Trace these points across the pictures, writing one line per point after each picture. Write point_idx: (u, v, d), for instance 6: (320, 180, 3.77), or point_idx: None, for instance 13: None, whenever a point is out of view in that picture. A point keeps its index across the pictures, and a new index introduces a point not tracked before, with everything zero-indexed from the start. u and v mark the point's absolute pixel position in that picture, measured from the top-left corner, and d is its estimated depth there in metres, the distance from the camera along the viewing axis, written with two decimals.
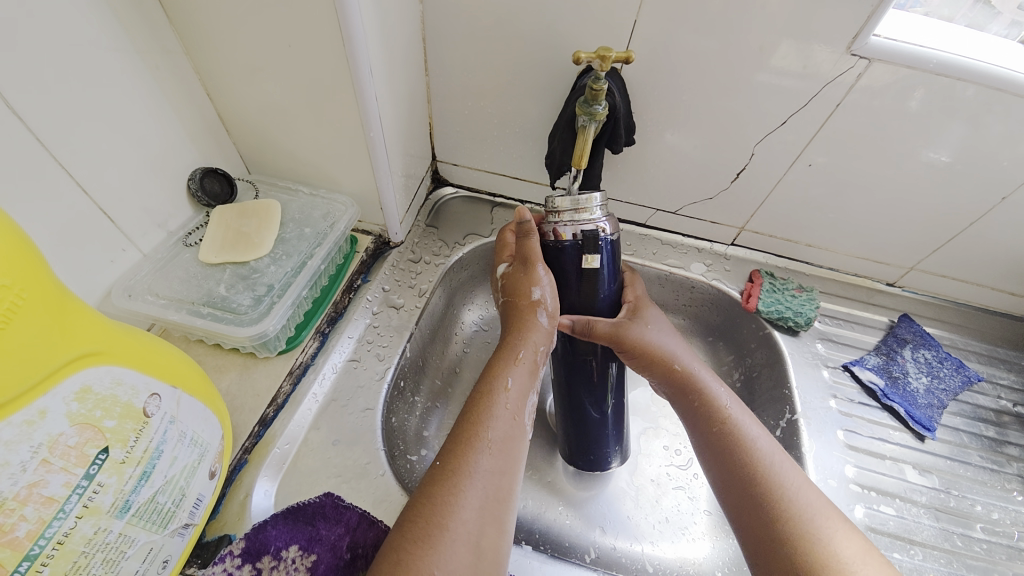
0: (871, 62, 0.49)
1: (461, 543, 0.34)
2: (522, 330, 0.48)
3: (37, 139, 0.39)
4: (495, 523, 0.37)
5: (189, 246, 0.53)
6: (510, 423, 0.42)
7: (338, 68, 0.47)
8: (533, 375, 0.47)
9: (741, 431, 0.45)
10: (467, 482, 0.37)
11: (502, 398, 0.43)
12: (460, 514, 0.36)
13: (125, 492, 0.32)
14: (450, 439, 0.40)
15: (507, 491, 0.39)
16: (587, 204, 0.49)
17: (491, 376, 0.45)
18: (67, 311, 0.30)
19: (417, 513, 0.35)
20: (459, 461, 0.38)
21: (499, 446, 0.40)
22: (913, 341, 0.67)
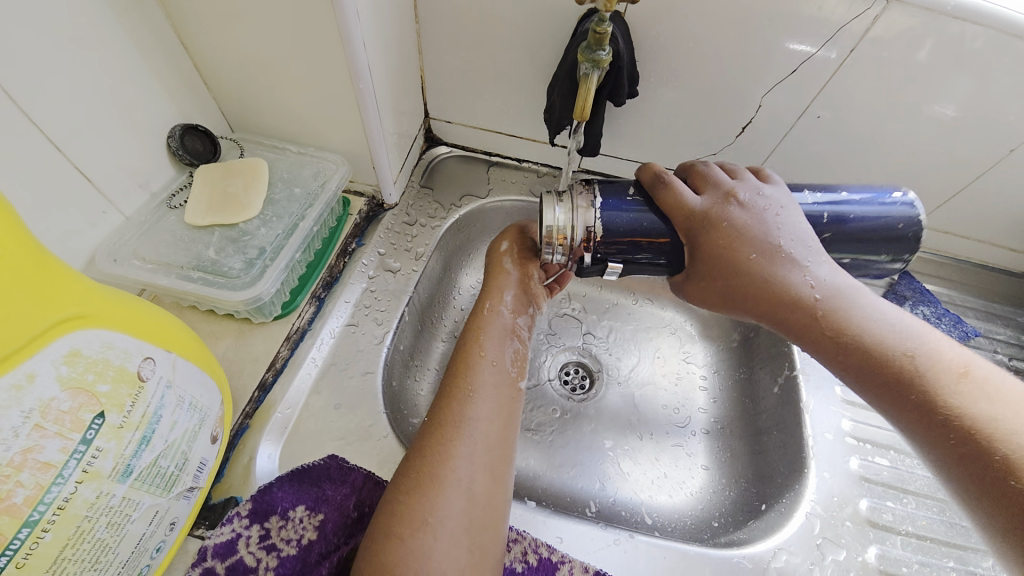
0: (888, 4, 0.46)
1: (454, 492, 0.37)
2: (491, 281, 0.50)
3: (1, 90, 0.36)
4: (489, 473, 0.39)
5: (174, 209, 0.51)
6: (492, 374, 0.43)
7: (322, 11, 0.43)
8: (512, 326, 0.47)
9: (855, 323, 0.39)
10: (453, 432, 0.39)
11: (483, 351, 0.44)
12: (452, 467, 0.38)
13: (125, 457, 0.31)
14: (438, 397, 0.42)
15: (498, 440, 0.40)
16: (557, 232, 0.44)
17: (472, 331, 0.46)
18: (48, 272, 0.28)
19: (411, 470, 0.38)
20: (448, 417, 0.40)
21: (483, 396, 0.42)
22: (913, 298, 0.67)
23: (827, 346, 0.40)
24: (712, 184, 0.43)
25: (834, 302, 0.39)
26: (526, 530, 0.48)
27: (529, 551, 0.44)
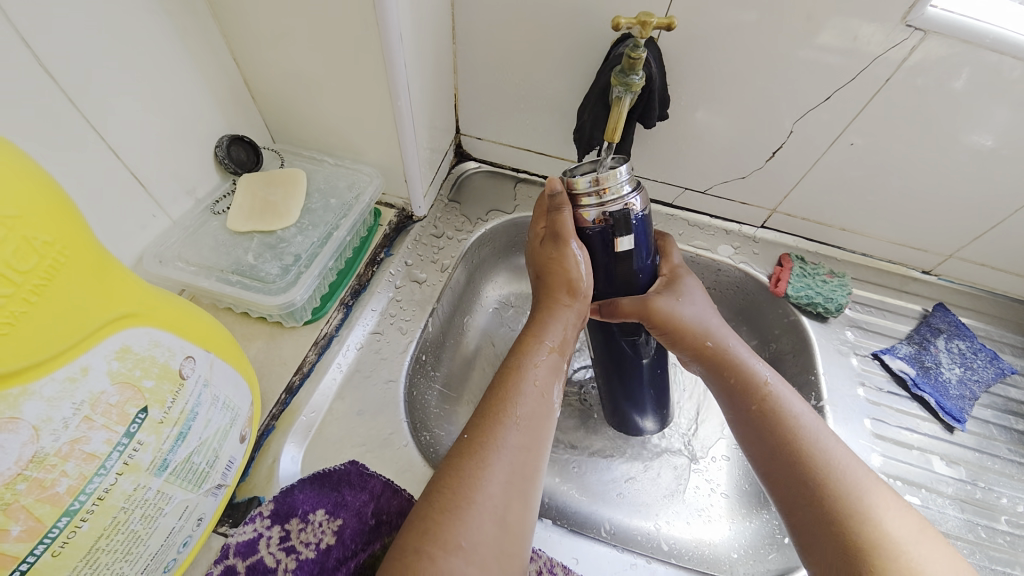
0: (926, 35, 0.46)
1: (486, 516, 0.35)
2: (549, 308, 0.47)
3: (68, 99, 0.39)
4: (520, 498, 0.37)
5: (217, 214, 0.53)
6: (537, 400, 0.41)
7: (365, 32, 0.45)
8: (561, 362, 0.45)
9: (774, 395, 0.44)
10: (493, 455, 0.37)
11: (531, 374, 0.42)
12: (486, 487, 0.36)
13: (162, 451, 0.33)
14: (477, 413, 0.40)
15: (533, 467, 0.39)
16: (611, 182, 0.45)
17: (520, 354, 0.44)
18: (107, 271, 0.30)
19: (444, 484, 0.36)
20: (486, 437, 0.38)
21: (527, 422, 0.40)
22: (947, 332, 0.65)
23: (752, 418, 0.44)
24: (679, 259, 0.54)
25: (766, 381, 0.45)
26: (542, 549, 0.48)
27: (545, 570, 0.44)
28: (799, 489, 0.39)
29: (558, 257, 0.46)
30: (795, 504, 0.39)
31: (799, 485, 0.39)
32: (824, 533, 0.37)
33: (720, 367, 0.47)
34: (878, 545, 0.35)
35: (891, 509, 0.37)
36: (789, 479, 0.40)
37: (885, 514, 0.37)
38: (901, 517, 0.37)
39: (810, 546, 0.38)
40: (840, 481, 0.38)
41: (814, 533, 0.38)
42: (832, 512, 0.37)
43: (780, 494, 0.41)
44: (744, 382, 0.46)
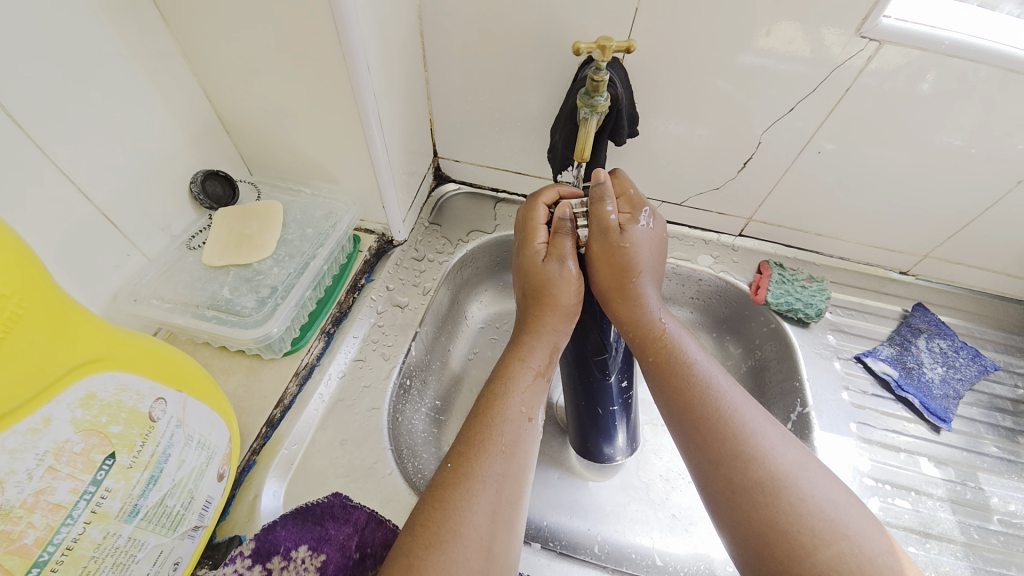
0: (880, 45, 0.48)
1: (472, 548, 0.34)
2: (536, 329, 0.46)
3: (35, 144, 0.39)
4: (506, 526, 0.36)
5: (193, 249, 0.54)
6: (522, 426, 0.41)
7: (335, 65, 0.46)
8: (538, 393, 0.44)
9: (720, 396, 0.41)
10: (480, 486, 0.36)
11: (517, 399, 0.42)
12: (472, 519, 0.35)
13: (133, 496, 0.32)
14: (461, 439, 0.39)
15: (518, 495, 0.38)
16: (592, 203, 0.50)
17: (505, 377, 0.43)
18: (71, 317, 0.30)
19: (428, 516, 0.35)
20: (471, 464, 0.38)
21: (513, 448, 0.39)
22: (928, 331, 0.65)
23: (699, 429, 0.40)
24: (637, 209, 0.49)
25: (711, 379, 0.42)
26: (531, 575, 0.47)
27: None
28: (726, 478, 0.38)
29: (560, 278, 0.47)
30: (722, 492, 0.38)
31: (723, 472, 0.38)
32: (745, 520, 0.37)
33: (667, 366, 0.43)
34: (803, 536, 0.35)
35: (814, 488, 0.37)
36: (712, 466, 0.39)
37: (810, 496, 0.36)
38: (828, 496, 0.37)
39: (745, 551, 0.37)
40: (779, 480, 0.37)
41: (732, 505, 0.37)
42: (758, 501, 0.37)
43: (703, 475, 0.39)
44: (675, 366, 0.43)
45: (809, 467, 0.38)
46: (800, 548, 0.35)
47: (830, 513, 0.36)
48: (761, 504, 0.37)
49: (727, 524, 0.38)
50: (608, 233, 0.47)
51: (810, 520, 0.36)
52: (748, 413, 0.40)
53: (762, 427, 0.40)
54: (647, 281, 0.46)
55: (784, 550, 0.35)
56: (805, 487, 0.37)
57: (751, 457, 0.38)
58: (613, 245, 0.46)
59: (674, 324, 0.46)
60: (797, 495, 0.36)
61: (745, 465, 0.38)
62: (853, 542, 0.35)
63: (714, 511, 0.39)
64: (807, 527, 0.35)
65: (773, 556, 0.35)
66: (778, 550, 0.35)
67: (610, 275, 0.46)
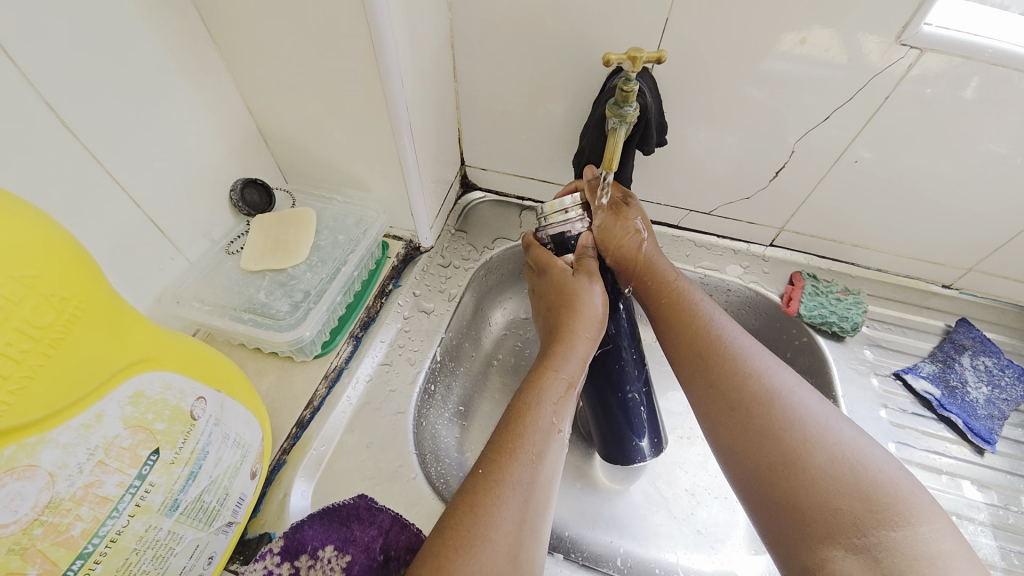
0: (922, 52, 0.46)
1: (499, 554, 0.34)
2: (567, 339, 0.47)
3: (91, 154, 0.42)
4: (532, 533, 0.36)
5: (232, 254, 0.56)
6: (551, 436, 0.41)
7: (369, 78, 0.47)
8: (568, 404, 0.44)
9: (721, 336, 0.47)
10: (510, 492, 0.37)
11: (547, 409, 0.42)
12: (499, 525, 0.35)
13: (173, 491, 0.34)
14: (492, 447, 0.39)
15: (544, 503, 0.38)
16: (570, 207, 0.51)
17: (536, 387, 0.43)
18: (123, 319, 0.32)
19: (457, 521, 0.35)
20: (502, 470, 0.38)
21: (543, 458, 0.39)
22: (973, 348, 0.62)
23: (701, 367, 0.46)
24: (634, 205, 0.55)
25: (711, 321, 0.48)
26: None
27: None
28: (726, 398, 0.44)
29: (587, 291, 0.49)
30: (725, 416, 0.43)
31: (725, 400, 0.44)
32: (746, 435, 0.42)
33: (675, 317, 0.50)
34: (797, 443, 0.40)
35: (807, 404, 0.42)
36: (714, 389, 0.45)
37: (801, 410, 0.41)
38: (821, 411, 0.41)
39: (749, 467, 0.41)
40: (773, 399, 0.42)
41: (734, 424, 0.43)
42: (756, 414, 0.42)
43: (710, 406, 0.45)
44: (682, 310, 0.50)
45: (802, 389, 0.43)
46: (795, 453, 0.39)
47: (822, 424, 0.40)
48: (758, 421, 0.42)
49: (731, 441, 0.43)
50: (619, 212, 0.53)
51: (801, 428, 0.40)
52: (746, 347, 0.46)
53: (758, 356, 0.46)
54: (655, 252, 0.53)
55: (781, 455, 0.40)
56: (797, 403, 0.42)
57: (748, 377, 0.44)
58: (625, 224, 0.52)
59: (683, 285, 0.52)
60: (790, 407, 0.42)
61: (743, 385, 0.44)
62: (846, 447, 0.39)
63: (722, 435, 0.44)
64: (800, 434, 0.40)
65: (771, 461, 0.40)
66: (775, 458, 0.40)
67: (627, 258, 0.52)
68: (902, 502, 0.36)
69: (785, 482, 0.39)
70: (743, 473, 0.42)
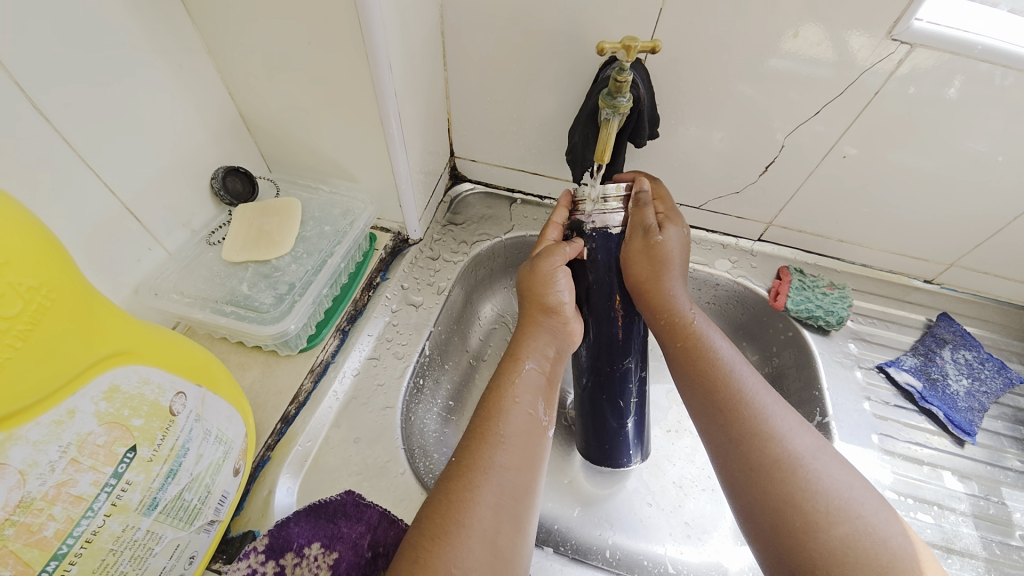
0: (912, 48, 0.46)
1: (477, 541, 0.33)
2: (532, 329, 0.48)
3: (62, 138, 0.40)
4: (511, 519, 0.35)
5: (213, 245, 0.54)
6: (525, 420, 0.40)
7: (357, 63, 0.46)
8: (542, 392, 0.43)
9: (741, 380, 0.42)
10: (485, 477, 0.36)
11: (517, 392, 0.42)
12: (475, 510, 0.34)
13: (152, 490, 0.33)
14: (466, 434, 0.39)
15: (526, 489, 0.37)
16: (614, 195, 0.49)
17: (504, 373, 0.43)
18: (95, 311, 0.30)
19: (433, 509, 0.35)
20: (475, 455, 0.37)
21: (515, 441, 0.39)
22: (953, 341, 0.63)
23: (716, 413, 0.41)
24: (671, 215, 0.51)
25: (730, 362, 0.43)
26: None
27: None
28: (743, 453, 0.39)
29: (546, 278, 0.48)
30: (738, 468, 0.39)
31: (742, 453, 0.39)
32: (760, 494, 0.37)
33: (690, 351, 0.45)
34: (818, 513, 0.35)
35: (830, 471, 0.37)
36: (731, 445, 0.40)
37: (825, 476, 0.37)
38: (843, 479, 0.37)
39: (760, 529, 0.37)
40: (795, 459, 0.38)
41: (744, 479, 0.38)
42: (774, 476, 0.37)
43: (721, 454, 0.40)
44: (698, 350, 0.45)
45: (824, 452, 0.39)
46: (814, 524, 0.35)
47: (845, 493, 0.36)
48: (776, 482, 0.37)
49: (742, 503, 0.38)
50: (647, 232, 0.49)
51: (824, 498, 0.36)
52: (765, 398, 0.41)
53: (780, 412, 0.40)
54: (677, 275, 0.48)
55: (797, 524, 0.35)
56: (820, 468, 0.37)
57: (769, 436, 0.39)
58: (651, 243, 0.48)
59: (701, 316, 0.47)
60: (812, 474, 0.37)
61: (763, 444, 0.38)
62: (868, 522, 0.35)
63: (730, 491, 0.39)
64: (822, 505, 0.35)
65: (786, 533, 0.35)
66: (790, 527, 0.35)
67: (647, 273, 0.48)
68: None
69: (799, 557, 0.34)
70: (751, 538, 0.38)
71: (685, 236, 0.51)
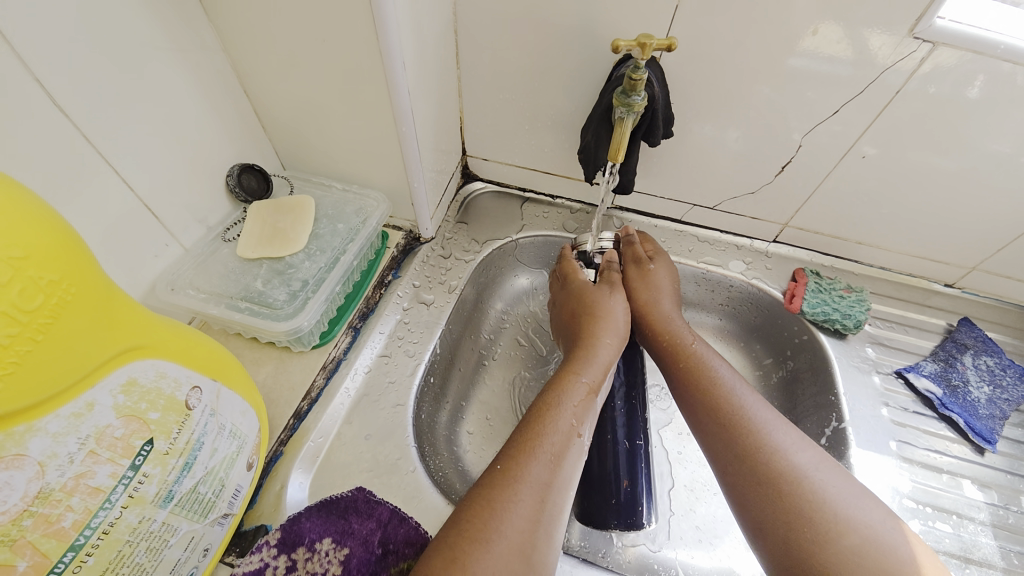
0: (934, 46, 0.45)
1: (510, 548, 0.33)
2: (589, 350, 0.48)
3: (82, 135, 0.40)
4: (547, 534, 0.35)
5: (228, 242, 0.55)
6: (571, 438, 0.41)
7: (370, 62, 0.46)
8: (588, 410, 0.44)
9: (741, 396, 0.44)
10: (526, 489, 0.36)
11: (569, 410, 0.42)
12: (513, 521, 0.34)
13: (168, 483, 0.33)
14: (511, 445, 0.39)
15: (559, 505, 0.37)
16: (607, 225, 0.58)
17: (556, 390, 0.44)
18: (113, 304, 0.30)
19: (472, 513, 0.34)
20: (516, 467, 0.37)
21: (558, 457, 0.39)
22: (974, 347, 0.62)
23: (717, 428, 0.43)
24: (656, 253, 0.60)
25: (729, 379, 0.46)
26: None
27: None
28: (748, 468, 0.40)
29: (586, 306, 0.53)
30: (744, 483, 0.40)
31: (749, 466, 0.40)
32: (766, 508, 0.38)
33: (691, 371, 0.48)
34: (827, 525, 0.36)
35: (834, 484, 0.38)
36: (734, 460, 0.41)
37: (830, 489, 0.38)
38: (846, 489, 0.38)
39: (771, 545, 0.37)
40: (798, 473, 0.39)
41: (748, 490, 0.40)
42: (781, 489, 0.38)
43: (724, 469, 0.42)
44: (697, 369, 0.47)
45: (827, 466, 0.40)
46: (824, 536, 0.36)
47: (851, 505, 0.37)
48: (780, 494, 0.38)
49: (752, 518, 0.39)
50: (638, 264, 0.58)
51: (831, 510, 0.37)
52: (766, 414, 0.43)
53: (781, 428, 0.42)
54: (668, 300, 0.55)
55: (807, 537, 0.36)
56: (824, 481, 0.38)
57: (773, 451, 0.40)
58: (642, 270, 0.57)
59: (697, 339, 0.51)
60: (817, 487, 0.38)
61: (766, 458, 0.40)
62: (874, 533, 0.36)
63: (737, 505, 0.40)
64: (830, 516, 0.36)
65: (796, 546, 0.36)
66: (800, 541, 0.36)
67: (643, 299, 0.55)
68: None
69: (809, 570, 0.35)
70: (763, 554, 0.38)
71: (671, 269, 0.59)
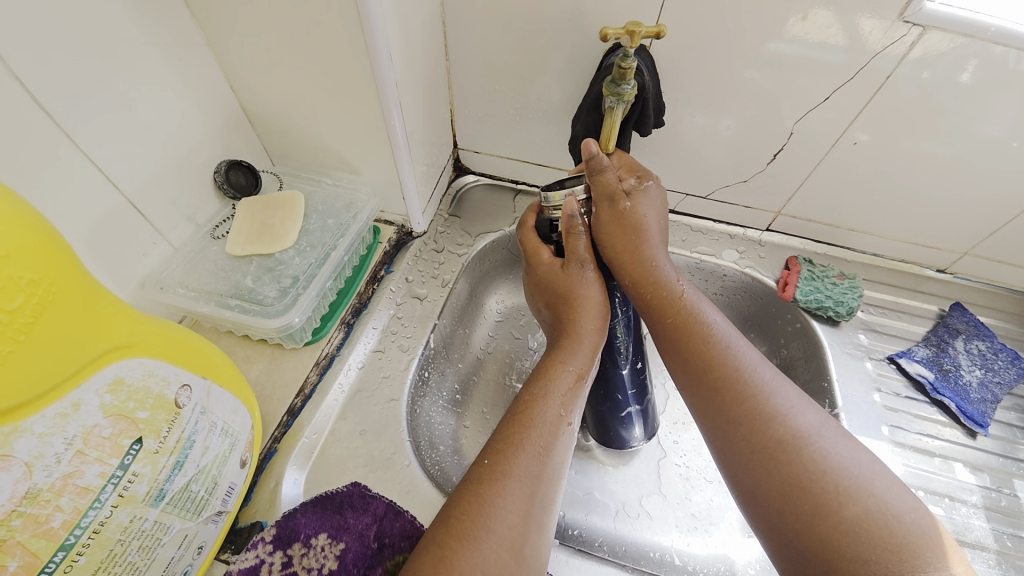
0: (925, 31, 0.45)
1: (502, 546, 0.33)
2: (572, 332, 0.47)
3: (64, 133, 0.40)
4: (537, 528, 0.36)
5: (217, 239, 0.54)
6: (559, 428, 0.41)
7: (356, 54, 0.45)
8: (576, 396, 0.43)
9: (737, 358, 0.42)
10: (515, 485, 0.36)
11: (556, 400, 0.42)
12: (503, 517, 0.34)
13: (159, 481, 0.33)
14: (498, 438, 0.39)
15: (550, 498, 0.38)
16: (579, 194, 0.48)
17: (545, 380, 0.43)
18: (98, 304, 0.30)
19: (462, 509, 0.34)
20: (507, 462, 0.37)
21: (546, 450, 0.39)
22: (966, 332, 0.62)
23: (712, 393, 0.41)
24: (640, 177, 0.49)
25: (723, 338, 0.43)
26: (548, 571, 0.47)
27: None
28: (745, 434, 0.38)
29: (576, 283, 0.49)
30: (741, 450, 0.38)
31: (746, 433, 0.38)
32: (763, 477, 0.37)
33: (680, 328, 0.44)
34: (828, 493, 0.35)
35: (837, 447, 0.37)
36: (731, 427, 0.39)
37: (833, 454, 0.36)
38: (852, 455, 0.37)
39: (768, 512, 0.37)
40: (798, 438, 0.37)
41: (745, 456, 0.38)
42: (780, 457, 0.37)
43: (721, 436, 0.40)
44: (691, 327, 0.44)
45: (830, 427, 0.38)
46: (825, 506, 0.34)
47: (855, 470, 0.36)
48: (779, 461, 0.37)
49: (747, 486, 0.38)
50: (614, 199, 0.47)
51: (834, 478, 0.35)
52: (765, 375, 0.41)
53: (781, 390, 0.40)
54: (656, 244, 0.48)
55: (807, 507, 0.35)
56: (827, 445, 0.37)
57: (772, 416, 0.38)
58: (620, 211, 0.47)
59: (689, 288, 0.47)
60: (820, 452, 0.36)
61: (764, 424, 0.38)
62: (880, 499, 0.34)
63: (734, 474, 0.39)
64: (832, 485, 0.35)
65: (794, 516, 0.35)
66: (797, 512, 0.35)
67: (625, 246, 0.48)
68: (931, 549, 0.32)
69: (809, 540, 0.34)
70: (758, 522, 0.37)
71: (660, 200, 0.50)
